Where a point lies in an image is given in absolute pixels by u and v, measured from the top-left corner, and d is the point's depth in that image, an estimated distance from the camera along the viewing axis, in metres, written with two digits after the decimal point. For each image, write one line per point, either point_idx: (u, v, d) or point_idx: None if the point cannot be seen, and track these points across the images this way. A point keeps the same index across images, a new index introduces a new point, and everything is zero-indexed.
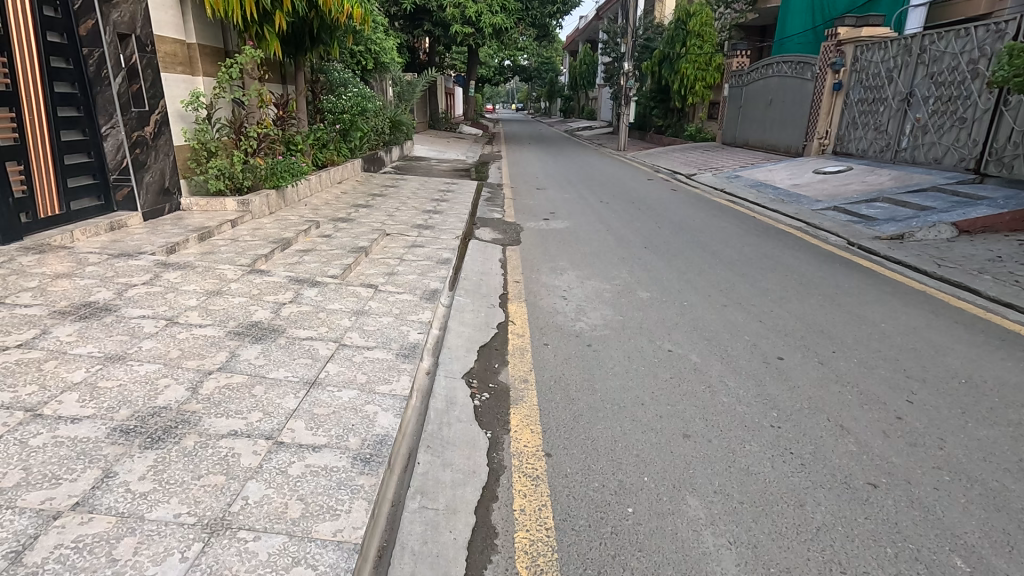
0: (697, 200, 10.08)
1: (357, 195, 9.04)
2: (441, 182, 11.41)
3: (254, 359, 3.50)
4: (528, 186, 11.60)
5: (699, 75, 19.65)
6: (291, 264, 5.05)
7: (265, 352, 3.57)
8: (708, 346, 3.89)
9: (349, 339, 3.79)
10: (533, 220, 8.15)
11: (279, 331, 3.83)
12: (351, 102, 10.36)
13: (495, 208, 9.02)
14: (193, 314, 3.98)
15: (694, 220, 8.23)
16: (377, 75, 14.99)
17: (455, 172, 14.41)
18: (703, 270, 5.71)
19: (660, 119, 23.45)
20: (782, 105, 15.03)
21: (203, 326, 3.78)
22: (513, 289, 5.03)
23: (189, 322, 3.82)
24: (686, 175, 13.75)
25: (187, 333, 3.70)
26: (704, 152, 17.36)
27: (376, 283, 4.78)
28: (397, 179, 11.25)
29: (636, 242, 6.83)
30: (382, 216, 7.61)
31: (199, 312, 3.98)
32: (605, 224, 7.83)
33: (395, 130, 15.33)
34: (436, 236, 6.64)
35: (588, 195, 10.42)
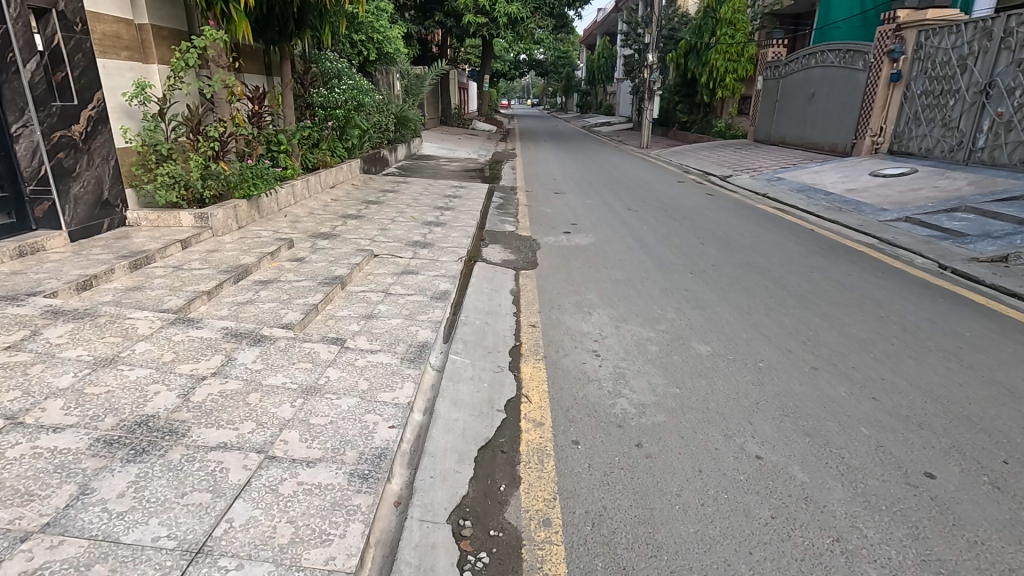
0: (739, 208, 8.78)
1: (348, 202, 7.91)
2: (447, 185, 10.23)
3: (114, 501, 2.12)
4: (543, 190, 10.37)
5: (730, 67, 18.18)
6: (238, 306, 3.90)
7: (136, 484, 2.20)
8: (812, 448, 2.66)
9: (283, 444, 2.48)
10: (551, 233, 6.93)
11: (176, 435, 2.49)
12: (346, 95, 9.21)
13: (507, 218, 7.82)
14: (58, 401, 2.68)
15: (742, 234, 6.95)
16: (381, 66, 13.83)
17: (464, 173, 13.23)
18: (771, 308, 4.46)
19: (685, 114, 21.99)
20: (826, 98, 13.61)
21: (57, 432, 2.44)
22: (527, 340, 3.84)
23: (42, 420, 2.52)
24: (720, 177, 12.41)
25: (25, 447, 2.36)
26: (736, 150, 15.99)
27: (343, 332, 3.63)
28: (398, 182, 10.10)
29: (679, 266, 5.59)
30: (373, 230, 6.47)
31: (67, 399, 2.68)
32: (637, 240, 6.59)
33: (400, 126, 14.19)
34: (433, 258, 5.47)
35: (612, 201, 9.17)
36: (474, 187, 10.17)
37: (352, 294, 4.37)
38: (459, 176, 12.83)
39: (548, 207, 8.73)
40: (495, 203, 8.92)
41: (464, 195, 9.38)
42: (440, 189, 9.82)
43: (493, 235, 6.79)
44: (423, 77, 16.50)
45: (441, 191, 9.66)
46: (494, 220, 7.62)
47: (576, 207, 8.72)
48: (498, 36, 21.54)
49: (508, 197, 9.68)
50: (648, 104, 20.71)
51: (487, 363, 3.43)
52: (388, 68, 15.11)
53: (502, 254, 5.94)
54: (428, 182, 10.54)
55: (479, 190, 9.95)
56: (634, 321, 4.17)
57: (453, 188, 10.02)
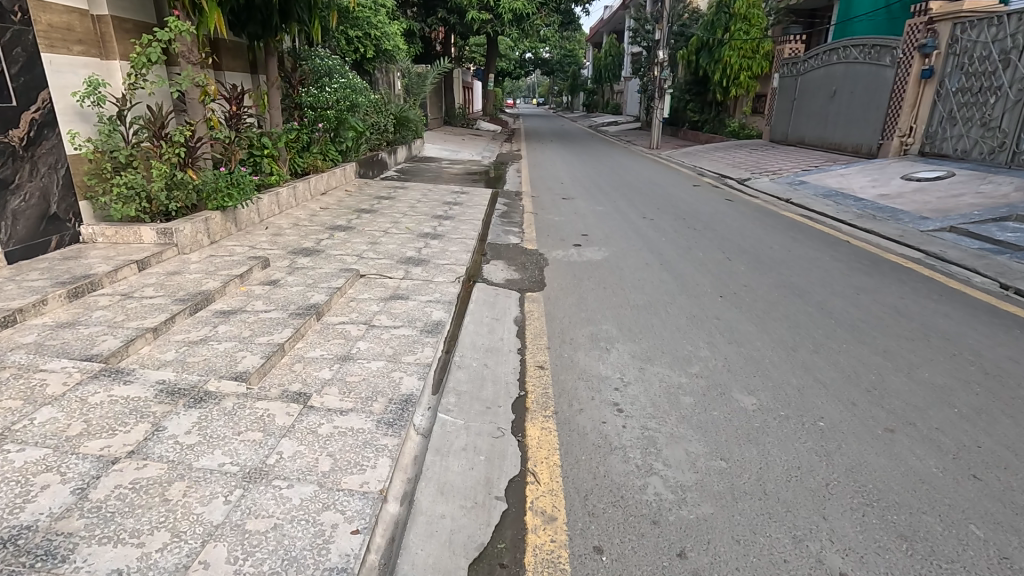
0: (763, 215, 8.11)
1: (339, 211, 7.29)
2: (447, 190, 9.59)
3: None
4: (550, 196, 9.71)
5: (745, 63, 17.46)
6: (189, 345, 3.28)
7: None
8: (915, 561, 2.00)
9: (202, 568, 1.76)
10: (559, 246, 6.28)
11: (55, 559, 1.73)
12: (339, 95, 8.52)
13: (510, 227, 7.18)
14: None
15: (772, 247, 6.27)
16: (380, 64, 13.21)
17: (466, 177, 12.57)
18: (821, 344, 3.80)
19: (695, 113, 21.25)
20: (848, 96, 12.89)
21: None
22: (533, 387, 3.19)
23: None
24: (737, 180, 11.71)
25: None
26: (751, 151, 15.29)
27: (311, 382, 2.99)
28: (395, 187, 9.47)
29: (705, 287, 4.93)
30: (362, 244, 5.85)
31: None
32: (655, 255, 5.93)
33: (400, 128, 13.60)
34: (426, 279, 4.83)
35: (625, 208, 8.51)
36: (476, 192, 9.52)
37: (329, 328, 3.74)
38: (461, 179, 12.18)
39: (555, 215, 8.07)
40: (498, 210, 8.29)
41: (465, 201, 8.75)
42: (439, 194, 9.18)
43: (495, 248, 6.15)
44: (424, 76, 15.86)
45: (440, 196, 9.03)
46: (497, 231, 6.98)
47: (585, 215, 8.07)
48: (503, 33, 20.87)
49: (513, 203, 9.03)
50: (658, 103, 20.00)
51: (483, 423, 2.79)
52: (387, 67, 14.48)
53: (505, 272, 5.29)
54: (427, 187, 9.90)
55: (481, 195, 9.31)
56: (661, 362, 3.51)
57: (454, 193, 9.40)
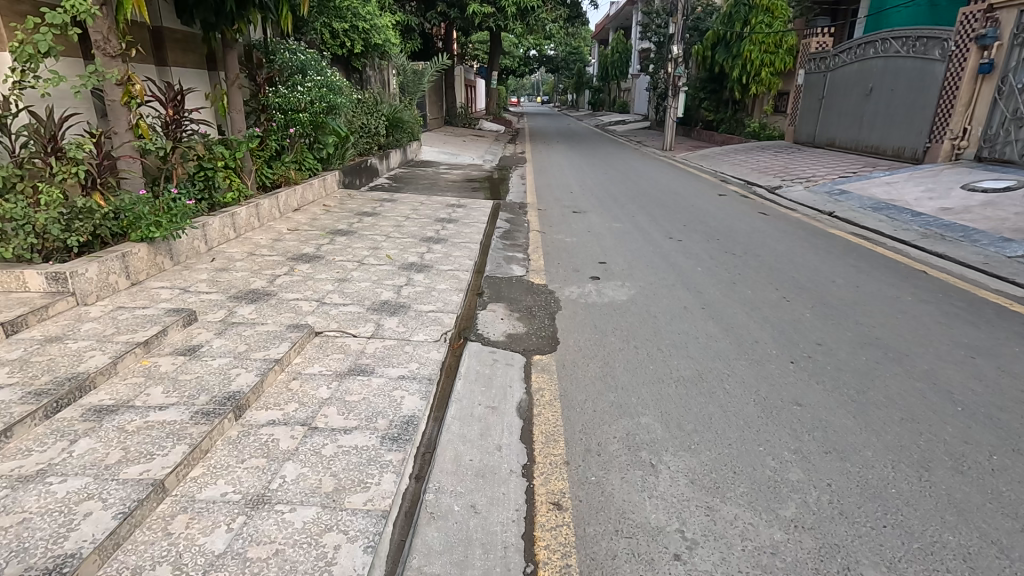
0: (810, 235, 6.94)
1: (310, 231, 6.14)
2: (442, 202, 8.44)
3: None
4: (559, 208, 8.54)
5: (767, 59, 16.13)
6: (17, 483, 2.12)
7: None
8: None
9: None
10: (574, 280, 5.13)
11: None
12: (311, 95, 7.04)
13: (514, 253, 6.00)
14: None
15: (834, 282, 5.12)
16: (371, 60, 12.04)
17: (465, 184, 11.41)
18: (962, 454, 2.65)
19: (710, 112, 20.20)
20: (887, 94, 11.67)
21: None
22: (549, 557, 2.04)
23: None
24: (767, 189, 10.52)
25: None
26: (776, 154, 14.08)
27: (187, 568, 1.84)
28: (382, 199, 8.32)
29: (768, 346, 3.78)
30: (328, 279, 4.68)
31: None
32: (694, 294, 4.79)
33: (393, 130, 12.46)
34: (402, 338, 3.67)
35: (646, 225, 7.36)
36: (474, 205, 8.35)
37: (246, 436, 2.56)
38: (459, 187, 11.01)
39: (566, 235, 6.93)
40: (499, 227, 7.14)
41: (462, 215, 7.58)
42: (432, 207, 8.00)
43: (495, 283, 4.98)
44: (421, 74, 14.73)
45: (433, 209, 7.88)
46: (496, 257, 5.81)
47: (601, 235, 6.93)
48: (507, 28, 19.66)
49: (517, 218, 7.85)
50: (672, 101, 18.79)
51: None
52: (381, 63, 13.32)
53: (506, 324, 4.11)
54: (420, 197, 8.75)
55: (480, 209, 8.13)
56: (738, 495, 2.37)
57: (448, 205, 8.24)
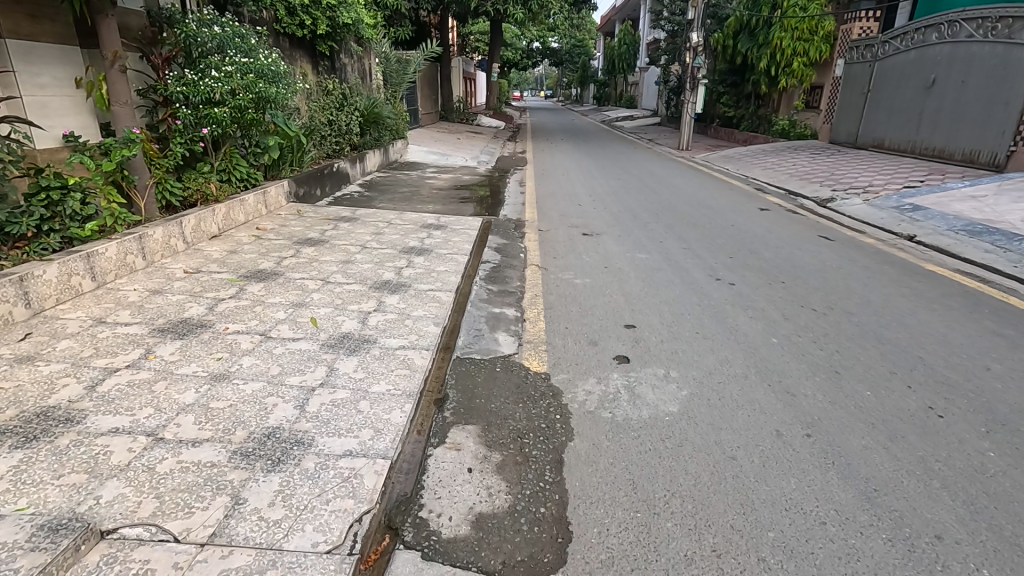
0: (905, 276, 5.12)
1: (215, 274, 4.38)
2: (415, 220, 6.65)
3: None
4: (567, 230, 6.77)
5: (800, 47, 14.22)
6: None
7: None
8: None
9: None
10: (591, 365, 3.37)
11: None
12: (233, 82, 5.14)
13: (502, 309, 4.22)
14: None
15: (990, 372, 3.32)
16: (342, 43, 10.22)
17: (453, 191, 9.63)
18: None
19: (730, 107, 18.37)
20: (956, 87, 9.81)
21: None
22: None
23: None
24: (815, 200, 8.72)
25: None
26: (813, 156, 12.27)
27: None
28: (338, 217, 6.54)
29: (968, 556, 1.99)
30: (194, 376, 2.92)
31: None
32: (782, 399, 3.02)
33: (369, 127, 10.68)
34: (263, 548, 1.89)
35: (682, 259, 5.57)
36: (456, 225, 6.56)
37: None
38: (445, 196, 9.23)
39: (575, 272, 5.16)
40: (485, 261, 5.37)
41: (438, 241, 5.81)
42: (401, 228, 6.23)
43: (465, 373, 3.22)
44: (406, 63, 12.89)
45: (401, 231, 6.11)
46: (474, 318, 4.04)
47: (623, 272, 5.16)
48: (506, 14, 17.76)
49: (510, 244, 6.04)
50: (689, 96, 16.90)
51: None
52: (358, 48, 11.52)
53: (476, 480, 2.33)
54: (390, 212, 6.97)
55: (462, 230, 6.33)
56: None
57: (422, 225, 6.45)
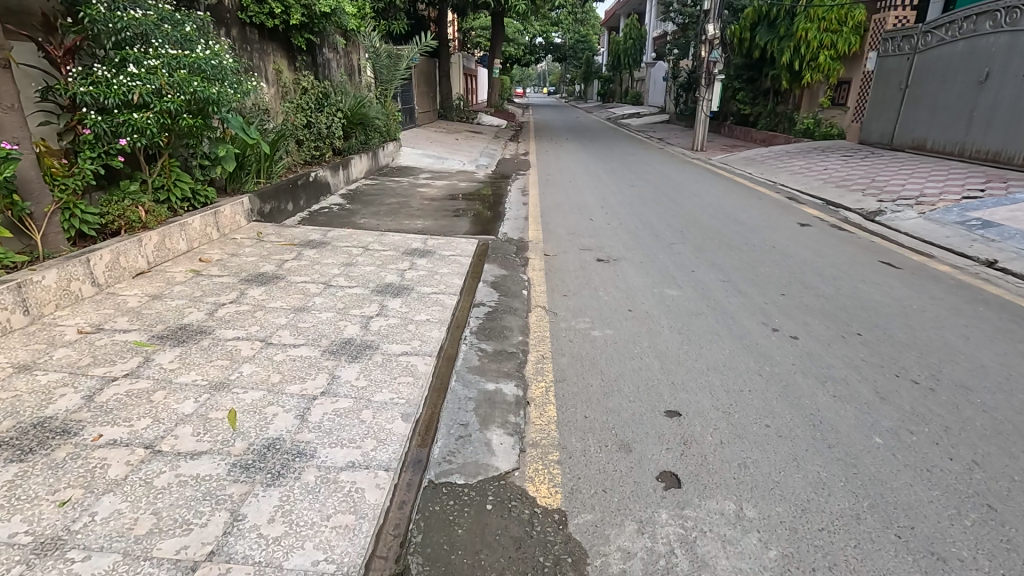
0: (1012, 323, 4.03)
1: (117, 335, 3.59)
2: (398, 244, 5.60)
3: None
4: (580, 256, 5.70)
5: (828, 39, 13.05)
6: None
7: None
8: None
9: None
10: (624, 495, 2.32)
11: None
12: (158, 92, 4.23)
13: (500, 384, 3.18)
14: None
15: None
16: (320, 36, 9.18)
17: (447, 202, 8.57)
18: None
19: (746, 105, 17.31)
20: (1017, 82, 8.73)
21: None
22: None
23: None
24: (861, 212, 7.62)
25: None
26: (844, 159, 11.16)
27: None
28: (306, 241, 5.50)
29: None
30: (9, 544, 2.06)
31: None
32: (929, 571, 1.95)
33: (355, 129, 9.62)
34: None
35: (723, 298, 4.49)
36: (445, 249, 5.50)
37: None
38: (437, 207, 8.18)
39: (593, 319, 4.09)
40: (478, 302, 4.32)
41: (422, 275, 4.77)
42: (379, 256, 5.19)
43: (440, 523, 2.20)
44: (398, 58, 11.81)
45: (378, 261, 5.08)
46: (459, 402, 3.00)
47: (654, 319, 4.09)
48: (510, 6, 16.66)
49: (509, 276, 4.98)
50: (704, 91, 15.75)
51: None
52: (344, 41, 10.45)
53: None
54: (369, 233, 5.92)
55: (452, 257, 5.27)
56: None
57: (406, 251, 5.41)
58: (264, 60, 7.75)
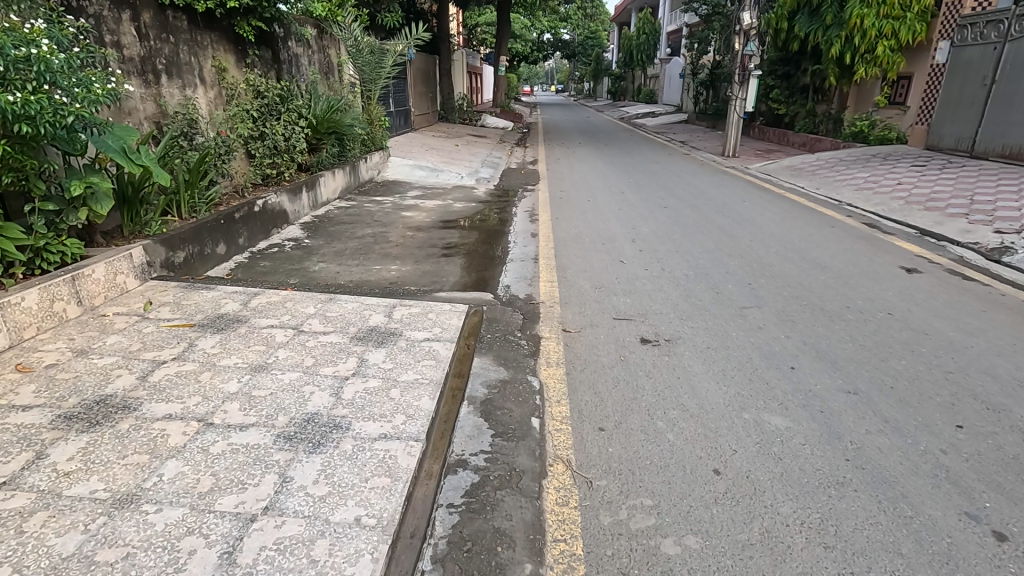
0: None
1: None
2: (348, 318, 3.82)
3: None
4: (616, 334, 3.89)
5: (888, 27, 11.16)
6: None
7: None
8: None
9: None
10: None
11: None
12: None
13: None
14: None
15: None
16: (275, 29, 7.53)
17: (436, 232, 6.79)
18: None
19: (780, 103, 15.44)
20: None
21: None
22: None
23: None
24: (975, 248, 5.80)
25: None
26: (916, 170, 9.30)
27: None
28: (213, 316, 3.72)
29: None
30: None
31: None
32: None
33: (323, 139, 7.92)
34: None
35: (865, 438, 2.70)
36: (416, 329, 3.72)
37: None
38: (422, 241, 6.41)
39: (659, 505, 2.29)
40: (456, 459, 2.52)
41: (372, 390, 2.97)
42: (314, 345, 3.41)
43: None
44: (383, 52, 10.03)
45: (310, 356, 3.29)
46: None
47: (768, 503, 2.29)
48: None
49: (510, 383, 3.19)
50: (737, 89, 13.85)
51: None
52: (313, 33, 8.76)
53: None
54: (312, 296, 4.16)
55: (424, 347, 3.47)
56: None
57: (357, 332, 3.63)
58: (197, 55, 6.01)
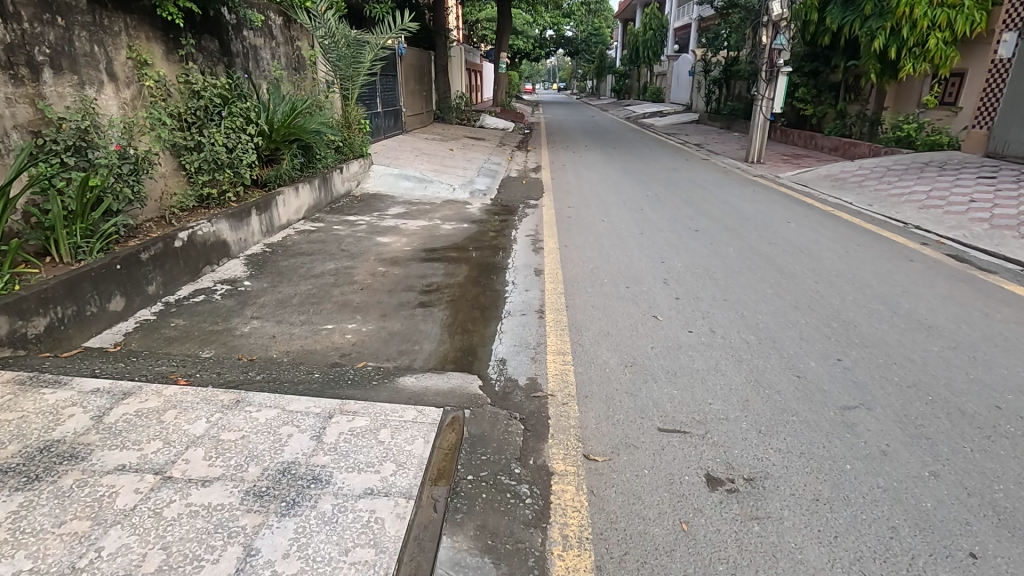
0: None
1: None
2: (251, 448, 2.45)
3: None
4: (669, 467, 2.54)
5: (943, 17, 9.77)
6: None
7: None
8: None
9: None
10: None
11: None
12: None
13: None
14: None
15: None
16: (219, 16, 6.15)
17: (415, 267, 5.41)
18: None
19: (805, 103, 14.05)
20: None
21: None
22: None
23: None
24: None
25: None
26: (986, 183, 7.92)
27: None
28: (34, 448, 2.35)
29: None
30: None
31: None
32: None
33: (280, 149, 6.58)
34: None
35: None
36: (355, 470, 2.35)
37: None
38: (395, 280, 5.05)
39: None
40: None
41: None
42: (174, 519, 2.04)
43: None
44: (361, 45, 8.66)
45: (160, 548, 1.91)
46: None
47: None
48: None
49: None
50: (763, 88, 12.44)
51: None
52: (273, 22, 7.39)
53: None
54: (211, 398, 2.79)
55: (363, 516, 2.12)
56: None
57: (258, 481, 2.26)
58: (102, 44, 4.63)
